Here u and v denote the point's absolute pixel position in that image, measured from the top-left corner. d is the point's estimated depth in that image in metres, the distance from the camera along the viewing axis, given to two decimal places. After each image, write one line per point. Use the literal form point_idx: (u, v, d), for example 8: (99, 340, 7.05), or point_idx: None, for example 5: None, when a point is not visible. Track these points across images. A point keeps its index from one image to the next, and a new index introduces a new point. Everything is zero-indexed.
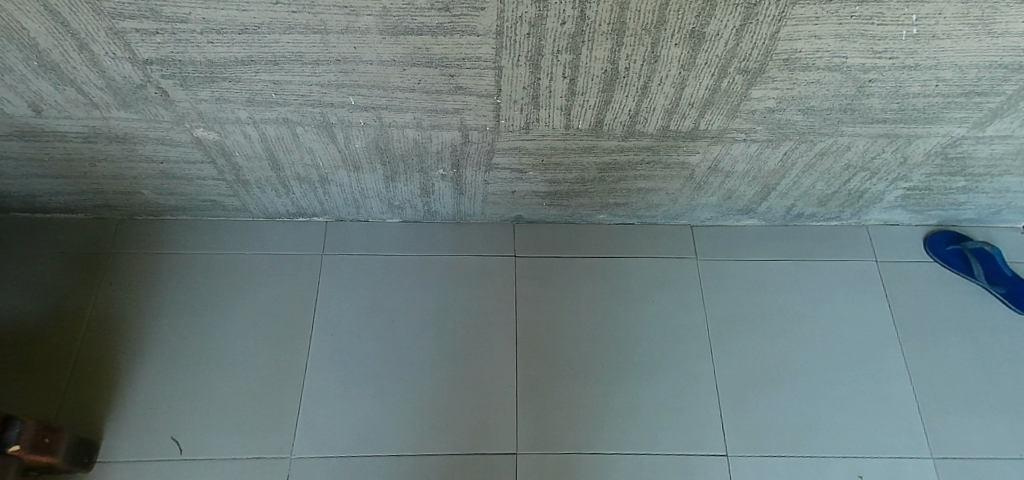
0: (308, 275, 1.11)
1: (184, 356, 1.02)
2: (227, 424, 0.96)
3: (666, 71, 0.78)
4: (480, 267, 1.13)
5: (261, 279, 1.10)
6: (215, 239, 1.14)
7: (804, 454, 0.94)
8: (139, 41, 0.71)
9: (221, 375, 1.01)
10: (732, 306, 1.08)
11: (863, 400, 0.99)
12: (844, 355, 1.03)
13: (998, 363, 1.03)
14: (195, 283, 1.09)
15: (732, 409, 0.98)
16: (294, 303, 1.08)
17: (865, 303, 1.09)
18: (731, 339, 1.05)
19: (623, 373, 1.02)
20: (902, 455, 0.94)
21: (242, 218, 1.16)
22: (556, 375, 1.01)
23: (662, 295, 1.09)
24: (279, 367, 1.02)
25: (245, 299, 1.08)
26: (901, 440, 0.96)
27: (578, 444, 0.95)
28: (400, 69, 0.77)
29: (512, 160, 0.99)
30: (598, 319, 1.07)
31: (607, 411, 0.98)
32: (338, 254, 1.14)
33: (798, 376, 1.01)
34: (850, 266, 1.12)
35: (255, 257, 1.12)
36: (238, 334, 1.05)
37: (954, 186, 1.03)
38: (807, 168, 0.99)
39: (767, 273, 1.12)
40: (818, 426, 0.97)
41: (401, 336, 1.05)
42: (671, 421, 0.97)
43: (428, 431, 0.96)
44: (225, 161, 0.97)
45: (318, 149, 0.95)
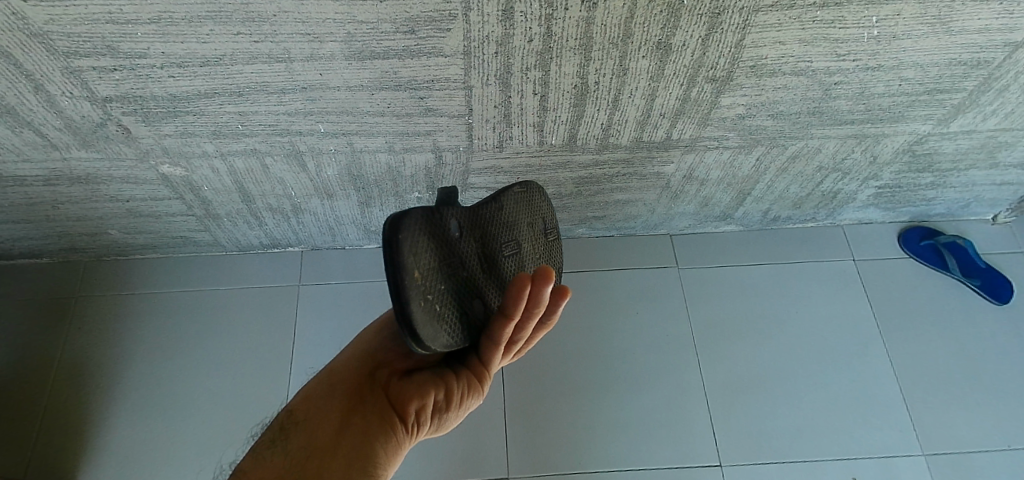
0: (286, 307, 1.09)
1: (160, 401, 0.99)
2: (207, 469, 0.93)
3: (636, 83, 0.78)
4: None
5: (238, 315, 1.07)
6: (187, 276, 1.10)
7: (798, 459, 0.94)
8: (97, 80, 0.70)
9: (206, 416, 0.98)
10: (717, 313, 1.08)
11: (853, 399, 1.00)
12: (829, 355, 1.04)
13: (978, 355, 1.04)
14: (171, 323, 1.06)
15: (723, 419, 0.97)
16: (272, 339, 1.05)
17: (847, 303, 1.09)
18: (716, 347, 1.04)
19: (614, 388, 1.01)
20: (895, 452, 0.95)
21: (214, 253, 1.13)
22: (545, 394, 1.00)
23: (647, 306, 1.09)
24: (264, 405, 0.99)
25: (223, 337, 1.05)
26: (891, 438, 0.96)
27: (570, 464, 0.94)
28: (368, 93, 0.76)
29: (488, 179, 0.98)
30: (583, 335, 1.06)
31: (600, 428, 0.97)
32: (315, 284, 1.12)
33: (784, 381, 1.01)
34: (830, 266, 1.13)
35: (229, 292, 1.09)
36: (219, 373, 1.02)
37: (923, 182, 1.05)
38: (781, 172, 1.00)
39: (747, 278, 1.12)
40: (809, 430, 0.97)
41: None
42: (662, 435, 0.96)
43: (416, 461, 0.94)
44: (194, 196, 0.95)
45: (290, 178, 0.93)
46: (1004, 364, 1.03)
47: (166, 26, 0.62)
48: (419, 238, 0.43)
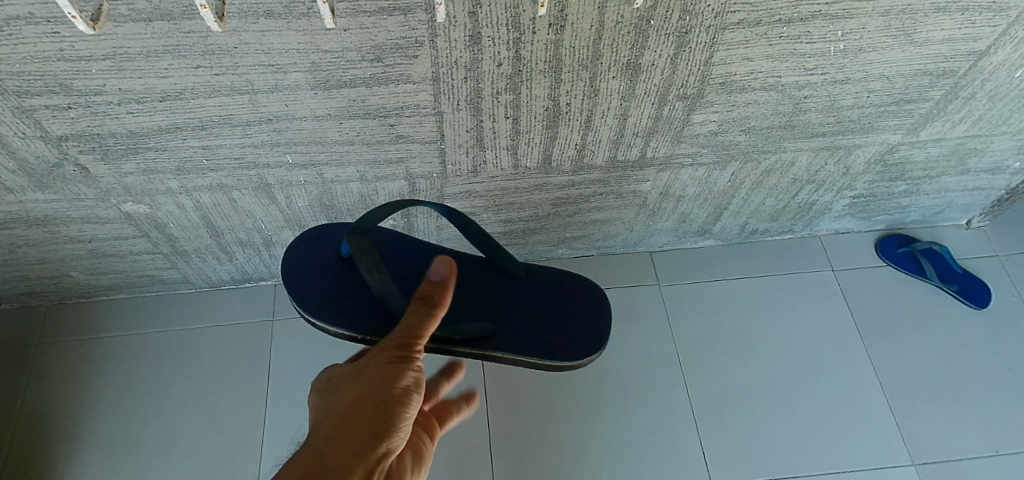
0: (259, 342, 1.05)
1: (131, 446, 0.95)
2: None
3: (608, 103, 0.77)
4: None
5: (210, 353, 1.04)
6: (156, 315, 1.06)
7: (789, 475, 0.93)
8: (50, 119, 0.67)
9: (180, 461, 0.94)
10: (699, 329, 1.06)
11: (840, 411, 0.99)
12: (815, 367, 1.03)
13: (960, 361, 1.04)
14: (140, 366, 1.02)
15: (711, 437, 0.96)
16: (246, 376, 1.01)
17: (831, 314, 1.08)
18: (701, 363, 1.03)
19: (602, 410, 0.98)
20: (883, 462, 0.94)
21: (183, 290, 1.09)
22: (530, 421, 0.97)
23: (630, 325, 1.07)
24: (241, 446, 0.95)
25: (196, 377, 1.01)
26: (879, 447, 0.95)
27: None
28: (336, 122, 0.74)
29: (464, 203, 0.96)
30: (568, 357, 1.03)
31: (588, 454, 0.94)
32: (290, 317, 1.08)
33: (771, 395, 1.00)
34: (810, 276, 1.13)
35: (201, 330, 1.06)
36: (195, 414, 0.98)
37: (896, 191, 1.06)
38: (756, 186, 1.00)
39: (730, 291, 1.11)
40: (798, 444, 0.95)
41: None
42: (651, 456, 0.94)
43: None
44: (160, 233, 0.92)
45: (259, 211, 0.91)
46: (985, 369, 1.03)
47: (121, 62, 0.60)
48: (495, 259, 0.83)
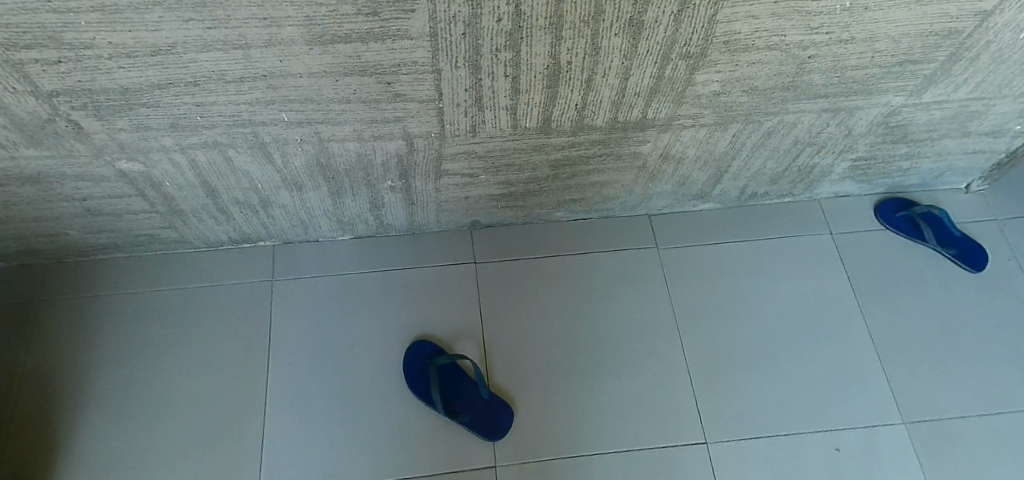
0: (255, 303, 1.02)
1: (134, 403, 0.94)
2: (187, 469, 0.88)
3: (609, 62, 0.76)
4: (442, 280, 1.05)
5: (210, 312, 1.02)
6: (157, 275, 1.05)
7: (785, 434, 0.90)
8: (41, 73, 0.65)
9: (175, 421, 0.93)
10: (697, 292, 1.05)
11: (841, 372, 0.96)
12: (815, 328, 1.01)
13: (959, 324, 1.03)
14: (135, 326, 1.00)
15: (708, 395, 0.94)
16: (247, 335, 0.99)
17: (830, 278, 1.08)
18: (699, 324, 1.01)
19: (596, 372, 0.96)
20: (883, 422, 0.92)
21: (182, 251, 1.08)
22: (528, 380, 0.95)
23: (628, 288, 1.06)
24: (235, 406, 0.94)
25: (191, 337, 1.00)
26: (879, 407, 0.93)
27: (557, 450, 0.89)
28: (332, 79, 0.73)
29: (462, 165, 0.95)
30: (565, 319, 1.02)
31: (581, 412, 0.92)
32: (289, 278, 1.05)
33: (770, 356, 0.98)
34: (809, 240, 1.13)
35: (200, 290, 1.04)
36: (197, 373, 0.97)
37: (897, 154, 1.05)
38: (757, 148, 0.99)
39: (729, 254, 1.10)
40: (795, 402, 0.93)
41: (360, 359, 0.97)
42: (649, 414, 0.92)
43: (399, 454, 0.89)
44: (155, 192, 0.91)
45: (255, 170, 0.89)
46: (983, 331, 1.03)
47: (112, 15, 0.58)
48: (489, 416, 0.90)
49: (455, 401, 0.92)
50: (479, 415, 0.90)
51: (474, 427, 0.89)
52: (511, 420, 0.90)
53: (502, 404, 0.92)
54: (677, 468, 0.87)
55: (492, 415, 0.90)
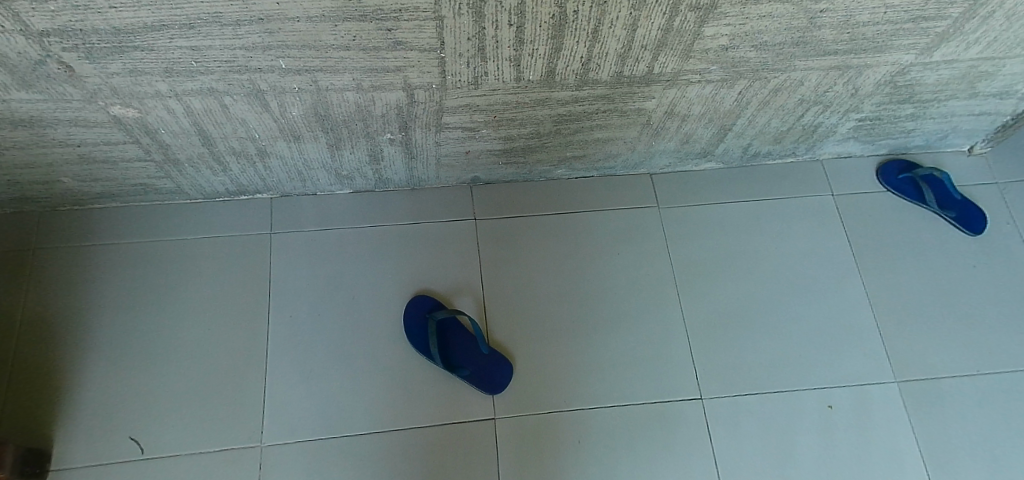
0: (253, 254, 1.01)
1: (132, 350, 0.92)
2: (185, 415, 0.87)
3: (617, 12, 0.73)
4: (441, 236, 1.04)
5: (208, 262, 1.00)
6: (154, 226, 1.03)
7: (779, 390, 0.91)
8: (29, 11, 0.61)
9: (171, 368, 0.91)
10: (695, 251, 1.05)
11: (836, 331, 0.98)
12: (811, 288, 1.02)
13: (954, 287, 1.04)
14: (133, 274, 0.99)
15: (704, 352, 0.95)
16: (245, 285, 0.98)
17: (828, 239, 1.08)
18: (698, 282, 1.02)
19: (595, 327, 0.97)
20: (874, 379, 0.93)
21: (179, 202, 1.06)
22: (528, 334, 0.95)
23: (628, 246, 1.06)
24: (231, 355, 0.92)
25: (188, 287, 0.98)
26: (871, 365, 0.95)
27: (556, 402, 0.89)
28: (330, 25, 0.69)
29: (463, 118, 0.93)
30: (565, 275, 1.01)
31: (581, 367, 0.93)
32: (287, 231, 1.03)
33: (765, 314, 0.99)
34: (810, 202, 1.12)
35: (198, 242, 1.02)
36: (194, 321, 0.95)
37: (903, 115, 1.04)
38: (762, 106, 0.98)
39: (729, 214, 1.10)
40: (790, 360, 0.95)
41: (361, 311, 0.95)
42: (647, 369, 0.93)
43: (401, 405, 0.88)
44: (151, 139, 0.89)
45: (251, 119, 0.87)
46: (979, 293, 1.03)
47: None
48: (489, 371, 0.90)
49: (454, 355, 0.91)
50: (478, 371, 0.90)
51: (472, 380, 0.88)
52: (509, 375, 0.90)
53: (501, 359, 0.91)
54: (673, 420, 0.88)
55: (490, 369, 0.90)
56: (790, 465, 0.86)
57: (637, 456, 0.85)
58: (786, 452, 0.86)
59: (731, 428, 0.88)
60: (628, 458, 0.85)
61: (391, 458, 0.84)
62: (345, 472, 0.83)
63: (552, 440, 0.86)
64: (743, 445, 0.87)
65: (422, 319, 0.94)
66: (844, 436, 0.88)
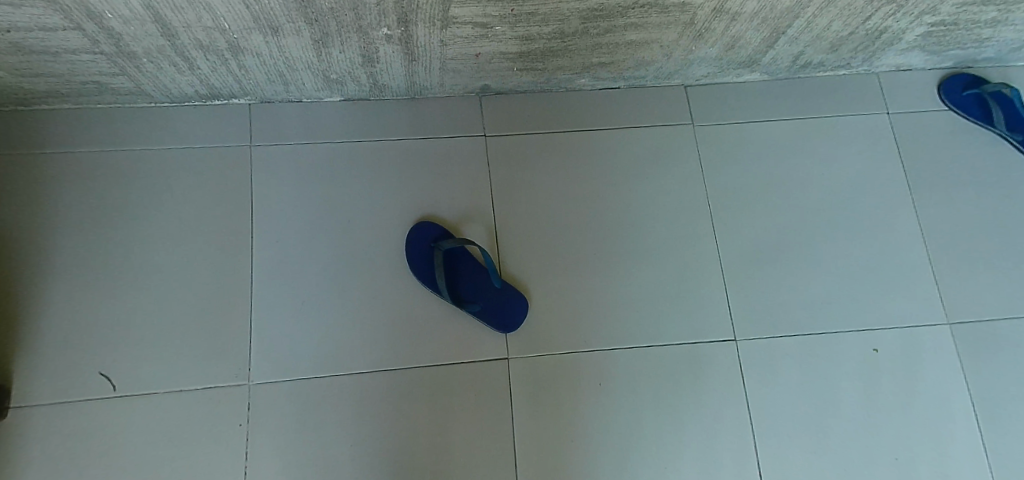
0: (228, 169, 0.84)
1: (94, 274, 0.78)
2: (163, 350, 0.75)
3: None
4: (446, 152, 0.89)
5: (174, 175, 0.83)
6: (110, 131, 0.84)
7: (819, 333, 0.82)
8: None
9: (138, 297, 0.77)
10: (733, 176, 0.93)
11: (885, 269, 0.88)
12: (859, 219, 0.92)
13: (1015, 219, 0.94)
14: (87, 189, 0.81)
15: (739, 290, 0.85)
16: (221, 205, 0.82)
17: (881, 165, 0.96)
18: (735, 211, 0.91)
19: (619, 261, 0.86)
20: (922, 321, 0.85)
21: (142, 105, 0.85)
22: (544, 267, 0.85)
23: (658, 168, 0.93)
24: (208, 284, 0.79)
25: (152, 204, 0.82)
26: (919, 304, 0.86)
27: (573, 343, 0.80)
28: None
29: (474, 10, 0.72)
30: (585, 200, 0.90)
31: (602, 304, 0.83)
32: (269, 144, 0.86)
33: (806, 247, 0.89)
34: (864, 121, 0.99)
35: (161, 152, 0.84)
36: (164, 245, 0.80)
37: (982, 19, 0.88)
38: (825, 5, 0.80)
39: (772, 135, 0.97)
40: (831, 300, 0.85)
41: (357, 236, 0.83)
42: (677, 307, 0.83)
43: (406, 341, 0.79)
44: (95, 25, 0.67)
45: (217, 4, 0.65)
46: None
47: None
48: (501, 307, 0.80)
49: (464, 290, 0.81)
50: (490, 308, 0.80)
51: (485, 317, 0.79)
52: (525, 310, 0.81)
53: (516, 294, 0.81)
54: (704, 363, 0.80)
55: (504, 304, 0.80)
56: (830, 412, 0.78)
57: (665, 401, 0.77)
58: (825, 399, 0.79)
59: (766, 373, 0.79)
60: (653, 406, 0.77)
61: (394, 400, 0.76)
62: (343, 415, 0.75)
63: (571, 382, 0.78)
64: (779, 390, 0.79)
65: (425, 248, 0.82)
66: (889, 383, 0.80)
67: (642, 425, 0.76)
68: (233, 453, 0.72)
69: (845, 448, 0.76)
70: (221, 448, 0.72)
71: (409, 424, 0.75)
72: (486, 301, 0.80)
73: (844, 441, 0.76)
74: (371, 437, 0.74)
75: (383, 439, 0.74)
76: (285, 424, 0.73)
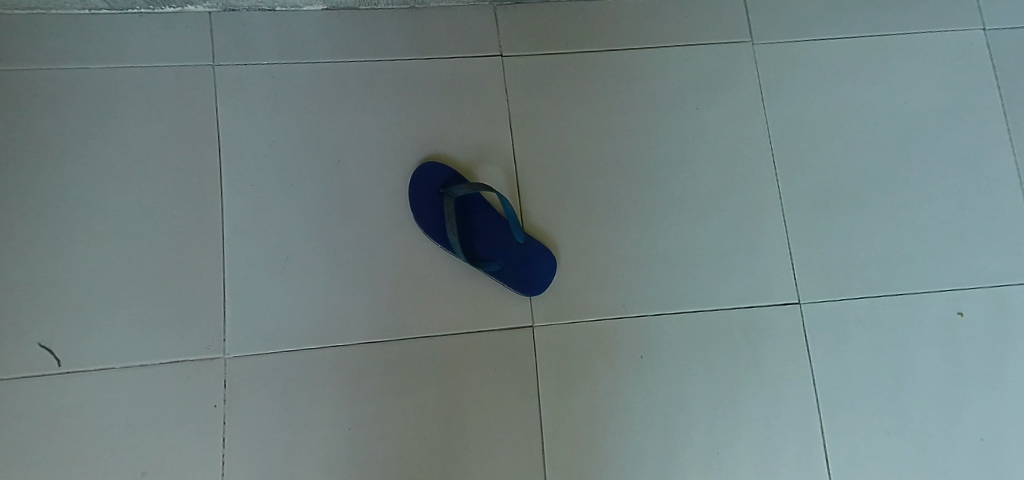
0: (186, 97, 0.68)
1: (27, 227, 0.64)
2: (120, 319, 0.63)
3: None
4: (455, 77, 0.73)
5: (120, 104, 0.67)
6: (33, 46, 0.67)
7: (894, 292, 0.72)
8: None
9: (84, 253, 0.64)
10: (802, 107, 0.77)
11: (974, 218, 0.75)
12: (950, 160, 0.76)
13: None
14: (10, 119, 0.65)
15: (805, 245, 0.72)
16: (181, 142, 0.67)
17: (982, 94, 0.78)
18: (804, 150, 0.75)
19: (663, 210, 0.72)
20: (1013, 280, 0.73)
21: (71, 10, 0.67)
22: (574, 218, 0.71)
23: (714, 96, 0.76)
24: (170, 238, 0.65)
25: (95, 139, 0.66)
26: (1010, 261, 0.73)
27: (611, 307, 0.69)
28: None
29: None
30: (625, 137, 0.74)
31: (644, 262, 0.70)
32: (235, 65, 0.70)
33: (885, 194, 0.75)
34: (963, 37, 0.80)
35: (101, 74, 0.67)
36: (113, 191, 0.65)
37: None
38: None
39: (852, 55, 0.78)
40: (911, 254, 0.73)
41: (349, 181, 0.69)
42: (731, 265, 0.71)
43: (412, 306, 0.66)
44: None
45: None
46: None
47: None
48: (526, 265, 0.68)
49: (480, 246, 0.68)
50: (512, 267, 0.67)
51: (506, 278, 0.67)
52: (553, 269, 0.68)
53: (542, 249, 0.68)
54: (762, 331, 0.69)
55: (528, 262, 0.68)
56: (903, 384, 0.69)
57: (717, 375, 0.68)
58: (897, 369, 0.70)
59: (833, 342, 0.70)
60: (704, 379, 0.67)
61: (400, 374, 0.65)
62: (341, 392, 0.64)
63: (608, 352, 0.67)
64: (848, 363, 0.69)
65: (434, 196, 0.68)
66: (970, 350, 0.71)
67: (692, 401, 0.67)
68: (213, 437, 0.61)
69: (918, 423, 0.68)
70: (198, 429, 0.61)
71: (420, 401, 0.64)
72: (507, 258, 0.68)
73: (917, 415, 0.69)
74: (375, 416, 0.64)
75: (389, 418, 0.64)
76: (273, 402, 0.63)
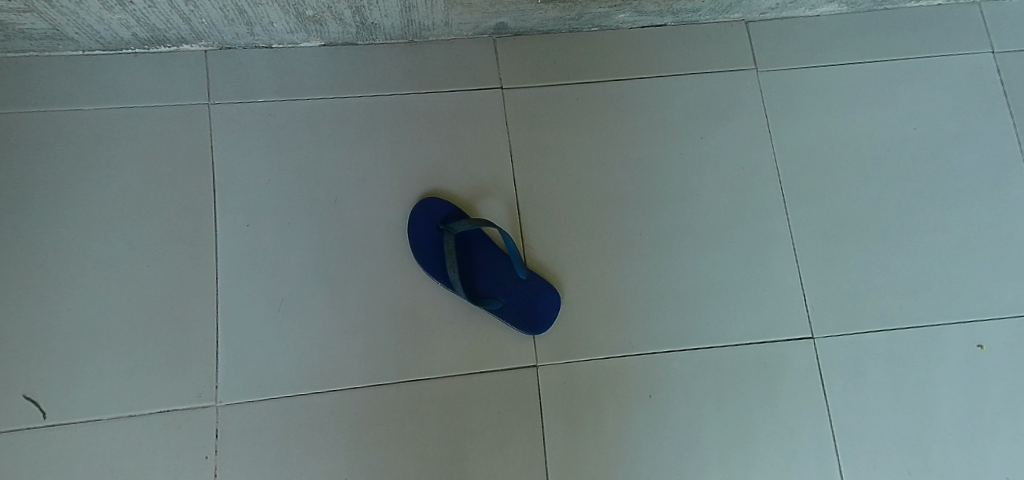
0: (181, 137, 0.67)
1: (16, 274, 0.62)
2: (110, 367, 0.61)
3: None
4: (454, 112, 0.72)
5: (113, 146, 0.66)
6: (28, 89, 0.66)
7: (911, 325, 0.69)
8: None
9: (75, 301, 0.62)
10: (808, 135, 0.75)
11: (990, 245, 0.72)
12: (961, 186, 0.74)
13: None
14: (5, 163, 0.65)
15: (816, 277, 0.70)
16: (175, 184, 0.66)
17: (990, 120, 0.77)
18: (810, 180, 0.73)
19: (669, 243, 0.70)
20: None
21: (67, 51, 0.67)
22: (577, 254, 0.69)
23: (718, 126, 0.74)
24: (162, 281, 0.64)
25: (87, 182, 0.65)
26: None
27: (617, 345, 0.66)
28: None
29: None
30: (628, 169, 0.72)
31: (650, 297, 0.68)
32: (230, 103, 0.69)
33: (894, 222, 0.73)
34: (970, 62, 0.78)
35: (95, 115, 0.67)
36: (104, 235, 0.64)
37: None
38: None
39: (856, 82, 0.77)
40: (927, 285, 0.70)
41: (345, 220, 0.67)
42: (741, 299, 0.69)
43: (411, 348, 0.64)
44: None
45: None
46: None
47: None
48: (528, 301, 0.66)
49: (481, 282, 0.66)
50: (513, 304, 0.65)
51: (508, 316, 0.65)
52: (557, 305, 0.66)
53: (545, 285, 0.66)
54: (775, 369, 0.67)
55: (531, 299, 0.66)
56: (924, 421, 0.66)
57: (729, 416, 0.65)
58: (919, 406, 0.67)
59: (851, 379, 0.67)
60: (714, 418, 0.65)
61: (399, 420, 0.62)
62: (338, 439, 0.61)
63: (616, 393, 0.65)
64: (866, 400, 0.67)
65: (434, 232, 0.67)
66: (992, 385, 0.68)
67: (705, 444, 0.64)
68: None
69: (942, 463, 0.65)
70: None
71: (420, 448, 0.62)
72: (509, 295, 0.66)
73: (941, 455, 0.65)
74: (374, 465, 0.61)
75: (388, 466, 0.61)
76: (267, 451, 0.60)
